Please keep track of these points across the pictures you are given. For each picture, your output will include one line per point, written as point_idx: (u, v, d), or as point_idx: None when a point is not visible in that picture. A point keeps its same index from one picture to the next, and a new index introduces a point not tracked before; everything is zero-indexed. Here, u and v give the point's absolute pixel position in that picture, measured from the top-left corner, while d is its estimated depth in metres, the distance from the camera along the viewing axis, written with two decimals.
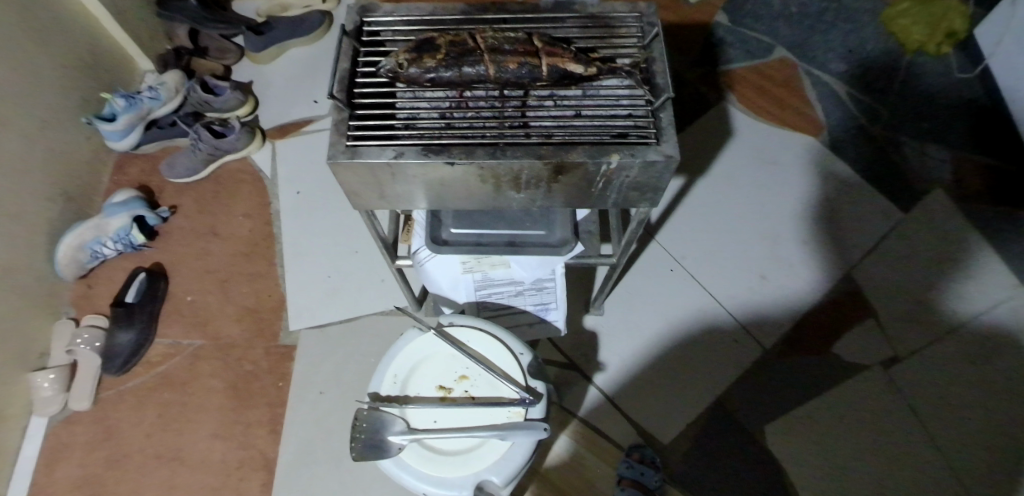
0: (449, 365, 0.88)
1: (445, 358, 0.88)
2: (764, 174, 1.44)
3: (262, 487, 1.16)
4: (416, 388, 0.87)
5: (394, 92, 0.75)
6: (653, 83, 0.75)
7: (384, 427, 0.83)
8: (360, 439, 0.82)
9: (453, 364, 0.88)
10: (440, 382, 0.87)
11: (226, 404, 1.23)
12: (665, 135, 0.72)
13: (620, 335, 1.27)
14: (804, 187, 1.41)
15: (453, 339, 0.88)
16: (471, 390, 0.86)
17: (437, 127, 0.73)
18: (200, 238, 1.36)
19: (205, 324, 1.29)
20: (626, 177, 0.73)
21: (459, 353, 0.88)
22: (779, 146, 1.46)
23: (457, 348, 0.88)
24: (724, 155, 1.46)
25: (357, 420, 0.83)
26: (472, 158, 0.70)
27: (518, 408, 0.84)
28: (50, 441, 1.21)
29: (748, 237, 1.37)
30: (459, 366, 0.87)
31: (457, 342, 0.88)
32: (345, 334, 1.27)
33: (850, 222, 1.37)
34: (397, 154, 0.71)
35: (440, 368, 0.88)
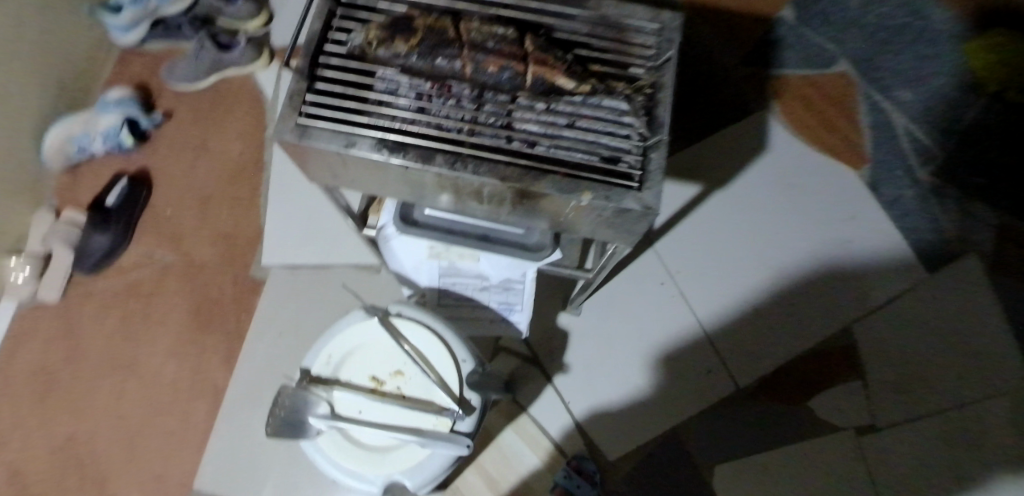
0: (388, 356, 0.84)
1: (384, 348, 0.84)
2: (788, 199, 1.33)
3: (207, 413, 1.18)
4: (348, 372, 0.84)
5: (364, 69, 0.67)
6: (654, 115, 0.66)
7: (306, 408, 0.81)
8: (278, 417, 0.80)
9: (391, 356, 0.84)
10: (374, 372, 0.84)
11: (187, 326, 1.22)
12: (650, 180, 0.64)
13: (592, 340, 1.22)
14: (825, 223, 1.31)
15: (396, 331, 0.85)
16: (403, 388, 0.83)
17: (400, 120, 0.65)
18: (190, 151, 1.32)
19: (180, 241, 1.27)
20: (599, 215, 0.65)
21: (399, 347, 0.84)
22: (813, 172, 1.35)
23: (399, 341, 0.84)
24: (748, 172, 1.35)
25: (280, 396, 0.80)
26: (428, 165, 0.63)
27: (445, 418, 0.81)
28: (14, 327, 1.22)
29: (752, 265, 1.29)
30: (398, 360, 0.84)
31: (400, 335, 0.84)
32: (314, 279, 1.23)
33: (865, 274, 1.28)
34: (349, 143, 0.64)
35: (377, 357, 0.84)
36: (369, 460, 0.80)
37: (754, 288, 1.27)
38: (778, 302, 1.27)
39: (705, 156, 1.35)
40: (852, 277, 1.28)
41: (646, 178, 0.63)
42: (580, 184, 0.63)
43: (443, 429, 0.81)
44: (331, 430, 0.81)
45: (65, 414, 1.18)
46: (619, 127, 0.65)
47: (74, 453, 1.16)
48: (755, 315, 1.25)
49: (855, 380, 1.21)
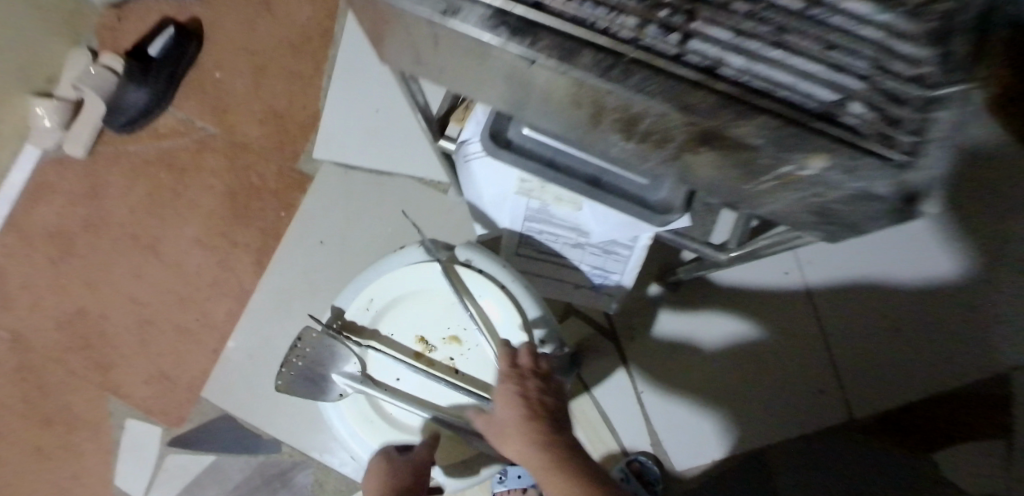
0: (445, 315, 0.67)
1: (442, 304, 0.67)
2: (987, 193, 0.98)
3: (228, 316, 1.03)
4: (392, 325, 0.67)
5: None
6: (942, 47, 0.39)
7: (332, 362, 0.66)
8: (293, 369, 0.66)
9: (449, 315, 0.67)
10: (423, 332, 0.68)
11: (220, 213, 1.05)
12: (921, 154, 0.38)
13: (684, 325, 1.00)
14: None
15: (462, 285, 0.65)
16: (456, 360, 0.67)
17: None
18: (250, 6, 1.10)
19: (225, 113, 1.08)
20: (813, 193, 0.42)
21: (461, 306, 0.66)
22: None
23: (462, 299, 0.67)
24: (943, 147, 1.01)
25: (298, 343, 0.66)
26: (569, 66, 0.39)
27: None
28: (36, 178, 1.08)
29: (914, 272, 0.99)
30: (456, 322, 0.67)
31: (467, 292, 0.65)
32: (370, 187, 1.03)
33: None
34: (448, 10, 0.40)
35: (432, 313, 0.68)
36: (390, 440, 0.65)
37: (906, 302, 0.99)
38: (931, 327, 0.99)
39: None
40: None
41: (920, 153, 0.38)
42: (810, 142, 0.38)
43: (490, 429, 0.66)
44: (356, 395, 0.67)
45: (79, 285, 1.05)
46: (892, 58, 0.39)
47: (83, 329, 1.04)
48: (896, 336, 0.99)
49: None
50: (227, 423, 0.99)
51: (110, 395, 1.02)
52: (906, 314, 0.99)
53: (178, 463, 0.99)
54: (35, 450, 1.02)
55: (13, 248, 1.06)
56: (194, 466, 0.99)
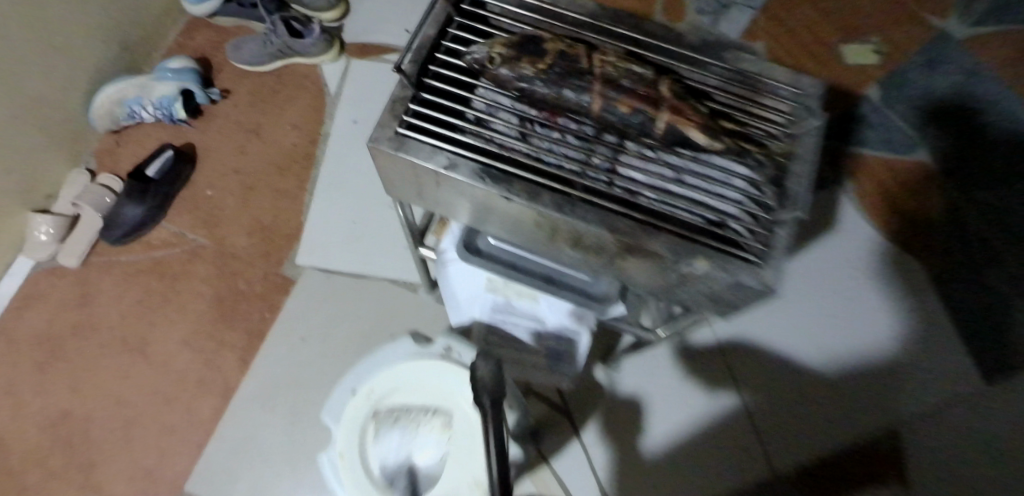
0: (438, 401, 0.77)
1: (437, 393, 0.77)
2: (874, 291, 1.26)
3: (212, 413, 1.10)
4: (391, 407, 0.76)
5: (476, 86, 0.61)
6: (782, 189, 0.59)
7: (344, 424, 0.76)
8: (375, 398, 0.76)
9: (443, 402, 0.76)
10: (414, 417, 0.76)
11: (208, 315, 1.15)
12: (773, 259, 0.57)
13: (627, 399, 1.15)
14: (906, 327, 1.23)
15: (449, 373, 0.77)
16: (444, 440, 0.75)
17: (509, 142, 0.59)
18: (241, 133, 1.27)
19: (216, 225, 1.21)
20: (705, 286, 0.60)
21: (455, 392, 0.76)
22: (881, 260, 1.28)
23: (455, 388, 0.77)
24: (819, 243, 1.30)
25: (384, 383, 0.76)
26: (533, 201, 0.57)
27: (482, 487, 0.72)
28: (27, 286, 1.16)
29: (809, 346, 1.22)
30: (449, 407, 0.76)
31: (454, 378, 0.77)
32: (348, 287, 1.16)
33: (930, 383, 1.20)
34: (448, 165, 0.58)
35: (426, 399, 0.77)
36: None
37: (811, 373, 1.20)
38: (836, 397, 1.18)
39: None
40: (912, 371, 1.20)
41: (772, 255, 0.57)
42: (697, 249, 0.56)
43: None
44: (352, 458, 0.74)
45: (63, 388, 1.11)
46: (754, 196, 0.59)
47: (65, 431, 1.08)
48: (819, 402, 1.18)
49: (898, 485, 1.13)
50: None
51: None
52: (812, 381, 1.19)
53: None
54: None
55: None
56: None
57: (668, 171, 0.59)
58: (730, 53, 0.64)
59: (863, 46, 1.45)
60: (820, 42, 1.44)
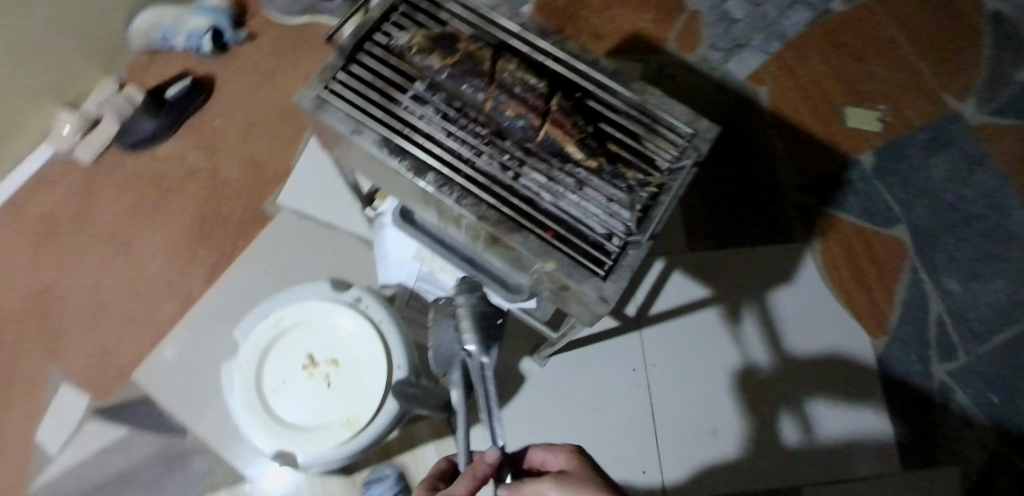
0: (335, 343, 0.86)
1: (335, 334, 0.86)
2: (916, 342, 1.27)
3: (171, 316, 1.22)
4: (293, 339, 0.86)
5: (404, 70, 0.69)
6: (647, 216, 0.64)
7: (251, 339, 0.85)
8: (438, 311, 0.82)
9: (340, 345, 0.86)
10: (312, 350, 0.86)
11: (189, 230, 1.27)
12: (618, 273, 0.63)
13: (546, 395, 1.22)
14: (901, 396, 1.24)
15: (350, 319, 0.86)
16: (330, 377, 0.85)
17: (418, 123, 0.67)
18: (258, 75, 1.38)
19: (215, 152, 1.32)
20: (559, 286, 0.66)
21: (354, 339, 0.86)
22: (833, 320, 1.29)
23: (353, 336, 0.86)
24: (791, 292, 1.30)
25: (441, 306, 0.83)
26: (418, 177, 0.65)
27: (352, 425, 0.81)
28: (43, 170, 1.30)
29: (797, 384, 1.25)
30: (343, 351, 0.86)
31: (352, 326, 0.86)
32: (315, 233, 1.25)
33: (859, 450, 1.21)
34: (355, 130, 0.66)
35: (326, 340, 0.86)
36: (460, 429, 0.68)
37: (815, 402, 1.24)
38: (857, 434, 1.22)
39: (712, 263, 1.31)
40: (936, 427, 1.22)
41: (467, 312, 0.72)
42: (550, 251, 0.63)
43: (329, 443, 0.81)
44: (247, 374, 0.84)
45: (51, 266, 1.24)
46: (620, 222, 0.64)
47: (45, 301, 1.22)
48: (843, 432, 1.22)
49: None
50: (148, 402, 1.16)
51: (52, 361, 1.18)
52: (783, 416, 1.22)
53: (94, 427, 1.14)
54: None
55: (8, 222, 1.26)
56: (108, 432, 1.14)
57: (556, 184, 0.65)
58: (636, 86, 0.69)
59: (862, 109, 1.45)
60: (823, 100, 1.45)
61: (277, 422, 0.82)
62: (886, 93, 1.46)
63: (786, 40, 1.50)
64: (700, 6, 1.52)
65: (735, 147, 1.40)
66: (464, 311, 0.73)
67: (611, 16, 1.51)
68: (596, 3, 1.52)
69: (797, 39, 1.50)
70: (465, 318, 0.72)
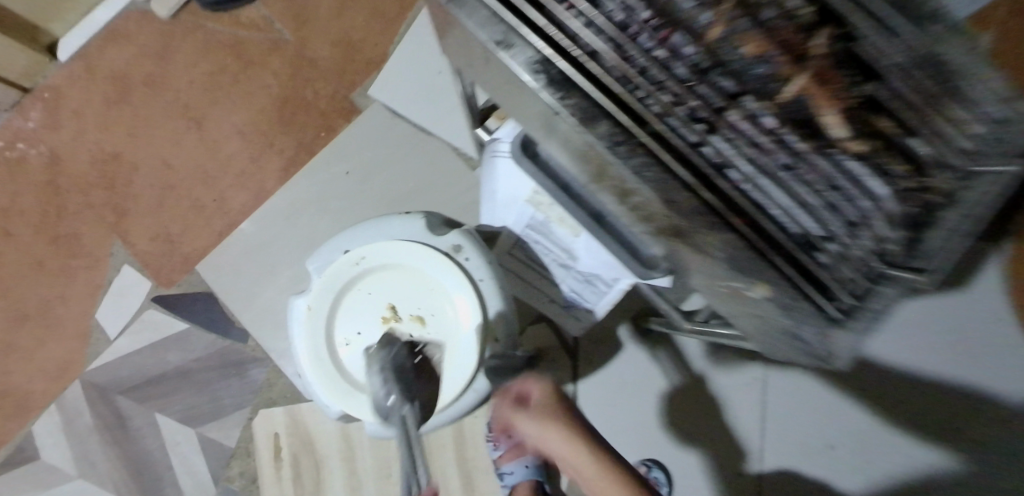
0: (422, 295, 0.71)
1: (425, 287, 0.71)
2: None
3: (240, 209, 1.09)
4: (374, 283, 0.71)
5: None
6: (917, 240, 0.43)
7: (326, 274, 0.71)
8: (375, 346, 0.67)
9: (427, 298, 0.70)
10: (395, 301, 0.71)
11: (268, 113, 1.11)
12: (855, 317, 0.43)
13: (642, 369, 1.02)
14: None
15: (446, 274, 0.70)
16: (413, 338, 0.70)
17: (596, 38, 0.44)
18: None
19: (304, 24, 1.12)
20: (755, 311, 0.46)
21: (444, 294, 0.70)
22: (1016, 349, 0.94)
23: (444, 290, 0.70)
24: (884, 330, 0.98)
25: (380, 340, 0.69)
26: (585, 130, 0.44)
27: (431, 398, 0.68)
28: (116, 21, 1.14)
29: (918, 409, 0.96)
30: (430, 307, 0.70)
31: (447, 281, 0.70)
32: (407, 139, 1.08)
33: None
34: (502, 41, 0.45)
35: (412, 289, 0.71)
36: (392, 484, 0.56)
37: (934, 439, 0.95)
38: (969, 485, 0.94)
39: None
40: None
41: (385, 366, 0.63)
42: (765, 270, 0.43)
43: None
44: (319, 317, 0.70)
45: (121, 131, 1.12)
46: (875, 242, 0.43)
47: (113, 171, 1.11)
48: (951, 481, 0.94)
49: None
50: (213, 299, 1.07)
51: (116, 238, 1.09)
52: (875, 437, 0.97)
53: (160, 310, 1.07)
54: (34, 263, 1.09)
55: (76, 76, 1.13)
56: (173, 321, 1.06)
57: (787, 166, 0.42)
58: (952, 22, 0.40)
59: None
60: None
61: (348, 378, 0.69)
62: None
63: None
64: None
65: None
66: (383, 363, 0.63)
67: None
68: None
69: None
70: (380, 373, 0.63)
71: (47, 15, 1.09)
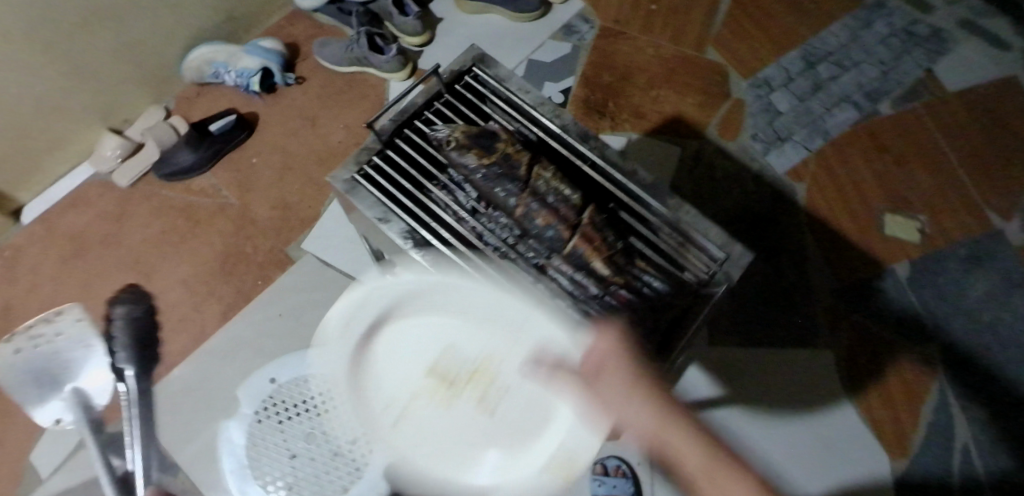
0: (344, 424, 0.84)
1: (350, 415, 0.84)
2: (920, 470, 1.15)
3: (178, 350, 1.21)
4: (311, 401, 0.85)
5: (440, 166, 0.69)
6: (668, 342, 0.62)
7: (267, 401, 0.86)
8: None
9: (344, 424, 0.84)
10: (320, 428, 0.84)
11: (210, 265, 1.27)
12: None
13: None
14: None
15: None
16: (333, 460, 0.83)
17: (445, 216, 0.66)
18: (299, 120, 1.39)
19: (248, 191, 1.33)
20: None
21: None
22: (829, 419, 1.19)
23: None
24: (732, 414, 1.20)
25: None
26: (438, 274, 0.64)
27: None
28: (79, 189, 1.32)
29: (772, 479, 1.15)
30: (348, 432, 0.84)
31: None
32: (335, 284, 1.25)
33: None
34: (383, 218, 0.65)
35: (333, 416, 0.84)
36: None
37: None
38: None
39: (738, 364, 1.23)
40: None
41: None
42: None
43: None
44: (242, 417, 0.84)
45: (72, 284, 1.25)
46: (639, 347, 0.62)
47: None
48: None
49: None
50: (87, 361, 1.13)
51: None
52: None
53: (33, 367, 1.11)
54: None
55: (36, 236, 1.28)
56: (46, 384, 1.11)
57: (573, 297, 0.63)
58: (674, 202, 0.68)
59: (901, 215, 1.39)
60: (860, 202, 1.40)
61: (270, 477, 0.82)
62: (930, 203, 1.39)
63: (829, 138, 1.47)
64: (747, 95, 1.51)
65: (769, 241, 1.36)
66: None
67: (655, 96, 1.49)
68: (642, 82, 1.51)
69: (842, 138, 1.47)
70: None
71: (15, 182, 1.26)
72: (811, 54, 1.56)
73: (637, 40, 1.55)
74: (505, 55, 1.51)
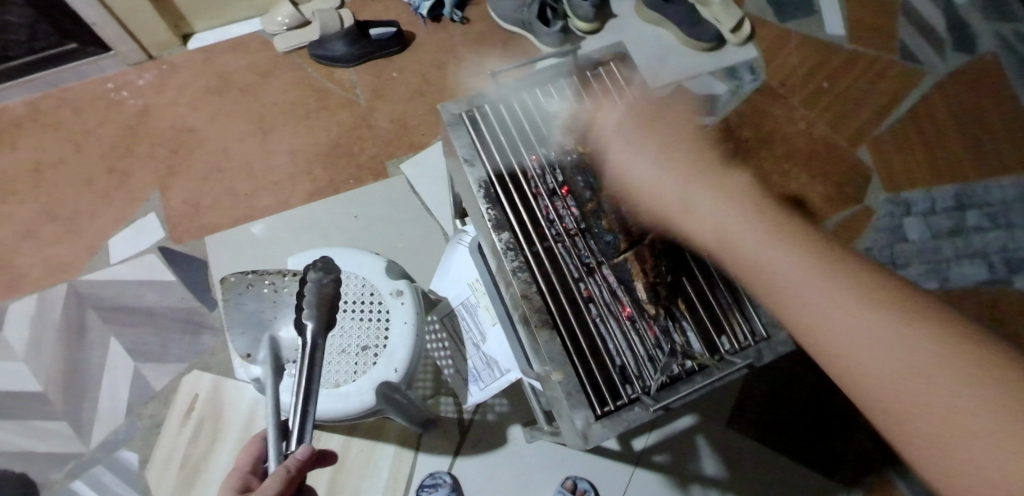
0: (358, 326, 0.90)
1: (370, 321, 0.90)
2: None
3: (260, 207, 1.32)
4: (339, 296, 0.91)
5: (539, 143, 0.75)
6: (671, 386, 0.65)
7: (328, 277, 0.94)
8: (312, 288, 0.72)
9: (359, 328, 0.90)
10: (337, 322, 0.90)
11: (318, 147, 1.37)
12: (613, 420, 0.63)
13: (514, 467, 1.15)
14: None
15: (394, 315, 0.90)
16: (336, 354, 0.89)
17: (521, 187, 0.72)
18: (449, 55, 1.45)
19: (378, 98, 1.41)
20: (555, 399, 0.67)
21: (382, 328, 0.90)
22: None
23: (376, 327, 0.90)
24: None
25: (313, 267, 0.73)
26: (495, 230, 0.70)
27: (324, 405, 0.86)
28: (245, 38, 1.46)
29: None
30: (359, 336, 0.89)
31: (388, 323, 0.90)
32: (414, 212, 1.31)
33: None
34: (469, 160, 0.72)
35: (353, 315, 0.90)
36: (269, 441, 0.67)
37: None
38: None
39: (744, 458, 1.17)
40: None
41: (314, 291, 0.70)
42: (564, 363, 0.64)
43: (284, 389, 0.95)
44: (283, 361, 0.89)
45: (204, 115, 1.39)
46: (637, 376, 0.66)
47: (183, 139, 1.37)
48: None
49: None
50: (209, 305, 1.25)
51: (157, 189, 1.33)
52: None
53: (246, 318, 0.90)
54: (86, 180, 1.34)
55: (194, 63, 1.43)
56: (251, 326, 0.89)
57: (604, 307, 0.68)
58: None
59: None
60: None
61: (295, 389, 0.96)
62: None
63: (945, 285, 1.34)
64: (879, 208, 1.42)
65: None
66: (312, 289, 0.70)
67: (786, 170, 1.44)
68: (778, 150, 1.46)
69: (960, 292, 1.34)
70: (309, 292, 0.70)
71: (196, 13, 1.41)
72: (967, 195, 1.43)
73: (793, 109, 1.50)
74: (657, 74, 1.52)
